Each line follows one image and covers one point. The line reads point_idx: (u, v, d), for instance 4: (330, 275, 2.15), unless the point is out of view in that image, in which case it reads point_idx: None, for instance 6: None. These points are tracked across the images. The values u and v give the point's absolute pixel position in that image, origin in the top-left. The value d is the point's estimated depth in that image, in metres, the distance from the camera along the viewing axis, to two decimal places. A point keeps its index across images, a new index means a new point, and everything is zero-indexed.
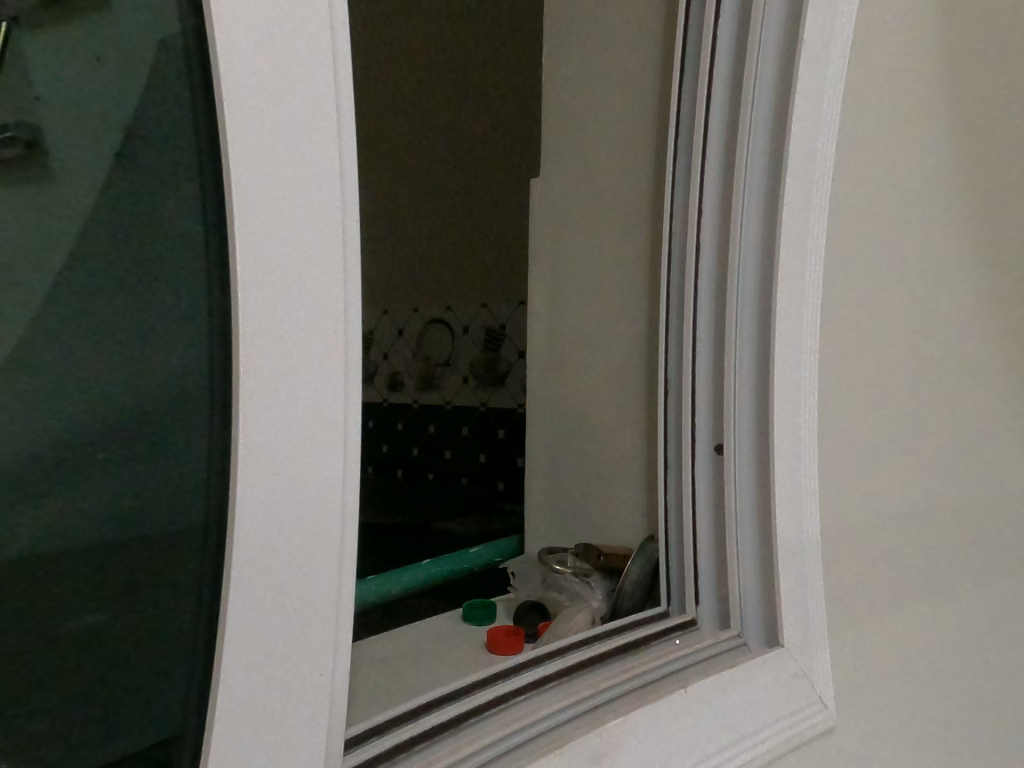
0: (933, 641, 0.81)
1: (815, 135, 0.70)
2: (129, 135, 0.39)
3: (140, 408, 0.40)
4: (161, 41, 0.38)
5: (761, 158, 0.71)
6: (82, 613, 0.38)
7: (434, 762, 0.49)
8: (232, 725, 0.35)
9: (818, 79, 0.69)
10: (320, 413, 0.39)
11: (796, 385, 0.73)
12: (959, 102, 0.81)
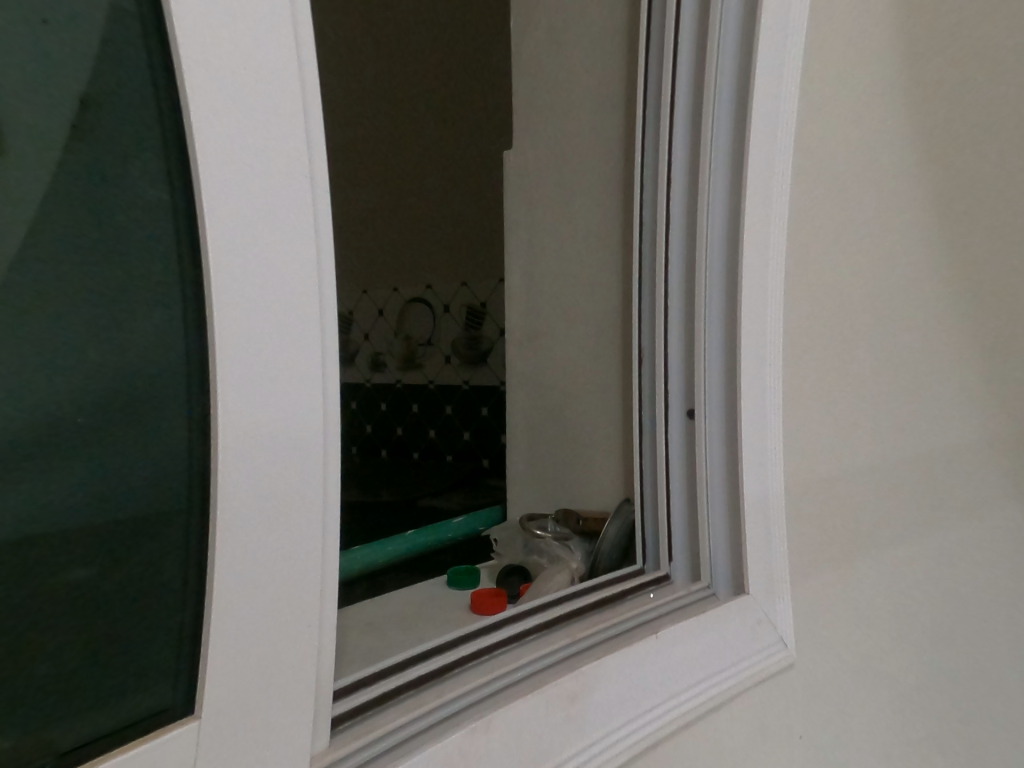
0: (888, 594, 0.86)
1: (778, 104, 0.71)
2: (83, 108, 0.40)
3: (118, 378, 0.42)
4: (117, 21, 0.39)
5: (726, 129, 0.73)
6: (72, 568, 0.40)
7: (421, 705, 0.53)
8: (228, 666, 0.39)
9: (780, 49, 0.70)
10: (296, 384, 0.42)
11: (762, 352, 0.76)
12: (918, 70, 0.81)
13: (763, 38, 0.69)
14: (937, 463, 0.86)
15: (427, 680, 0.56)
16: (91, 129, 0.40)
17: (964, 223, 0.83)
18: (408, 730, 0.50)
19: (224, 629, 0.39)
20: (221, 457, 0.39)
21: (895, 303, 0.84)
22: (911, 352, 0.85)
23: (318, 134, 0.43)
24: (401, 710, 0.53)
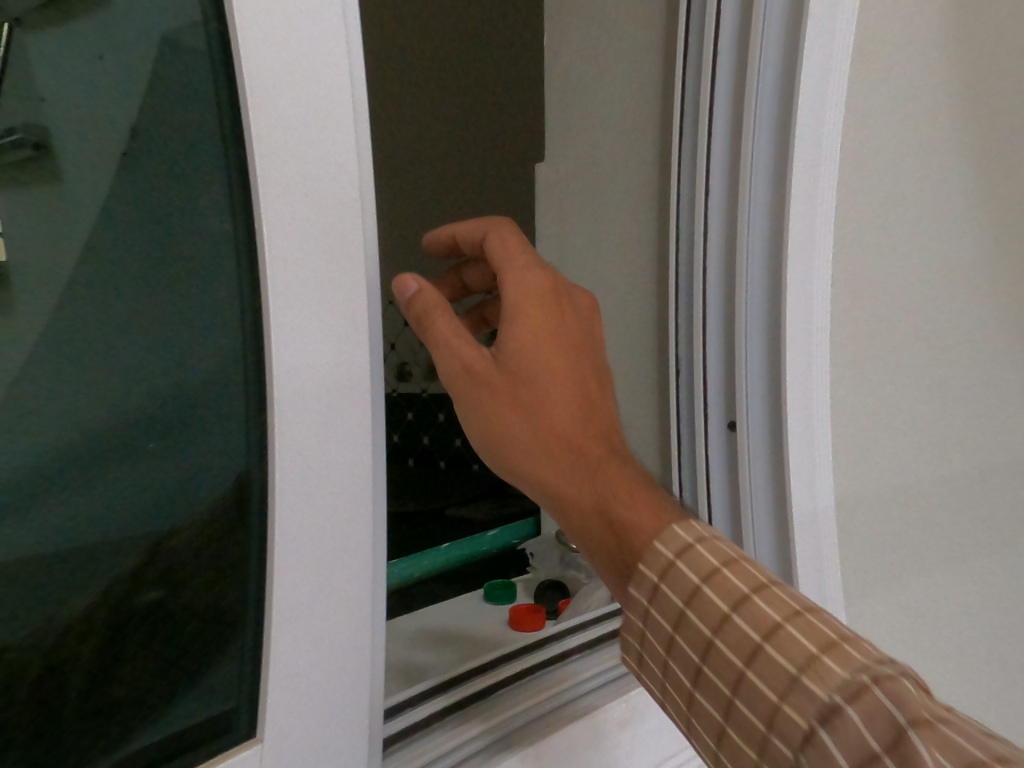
0: (936, 607, 0.84)
1: (823, 108, 0.69)
2: (134, 135, 0.40)
3: (179, 402, 0.42)
4: (166, 49, 0.39)
5: (768, 139, 0.71)
6: (145, 590, 0.42)
7: (469, 727, 0.53)
8: (282, 684, 0.40)
9: (827, 54, 0.68)
10: (347, 405, 0.43)
11: (809, 364, 0.74)
12: (972, 64, 0.77)
13: (809, 44, 0.66)
14: (1008, 479, 0.82)
15: (473, 699, 0.56)
16: (147, 154, 0.40)
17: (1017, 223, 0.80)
18: (459, 745, 0.52)
19: (285, 646, 0.40)
20: (278, 481, 0.40)
21: (953, 308, 0.80)
22: (966, 358, 0.81)
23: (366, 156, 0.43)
24: (449, 731, 0.52)
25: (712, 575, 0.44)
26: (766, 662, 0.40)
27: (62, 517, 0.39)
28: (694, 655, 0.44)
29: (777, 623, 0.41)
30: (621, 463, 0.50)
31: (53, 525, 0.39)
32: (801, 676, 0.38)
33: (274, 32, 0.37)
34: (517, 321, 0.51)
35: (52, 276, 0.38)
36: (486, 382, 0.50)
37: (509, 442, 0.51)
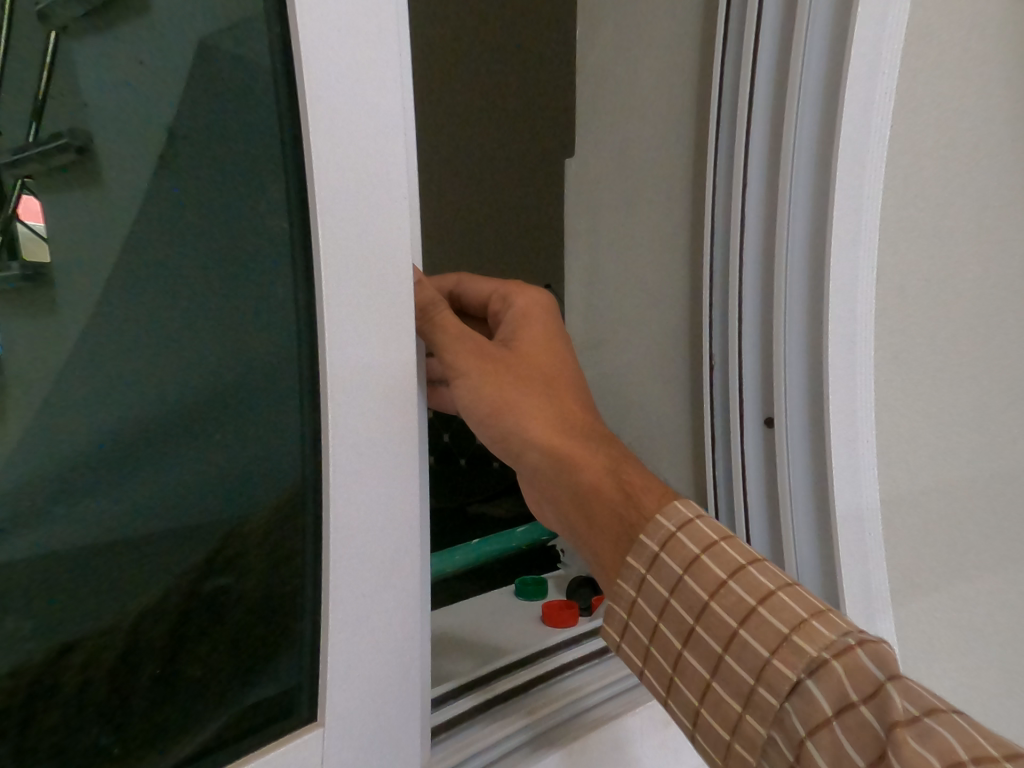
0: (985, 609, 0.81)
1: (871, 95, 0.67)
2: (172, 135, 0.40)
3: (233, 394, 0.43)
4: (204, 48, 0.40)
5: (812, 131, 0.69)
6: (215, 576, 0.43)
7: (501, 722, 0.61)
8: (337, 668, 0.41)
9: (876, 43, 0.66)
10: (397, 399, 0.43)
11: (851, 361, 0.72)
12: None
13: (857, 32, 0.65)
14: None
15: (504, 697, 0.64)
16: (187, 152, 0.41)
17: None
18: (493, 736, 0.59)
19: (339, 636, 0.41)
20: (332, 477, 0.40)
21: (1003, 299, 0.77)
22: (1016, 351, 0.78)
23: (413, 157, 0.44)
24: (483, 724, 0.61)
25: (711, 546, 0.48)
26: (758, 623, 0.44)
27: (119, 508, 0.40)
28: (687, 616, 0.47)
29: (771, 590, 0.45)
30: (615, 441, 0.58)
31: (105, 519, 0.39)
32: (789, 634, 0.43)
33: (333, 34, 0.37)
34: (520, 325, 0.61)
35: (100, 273, 0.39)
36: (497, 366, 0.57)
37: (517, 418, 0.57)
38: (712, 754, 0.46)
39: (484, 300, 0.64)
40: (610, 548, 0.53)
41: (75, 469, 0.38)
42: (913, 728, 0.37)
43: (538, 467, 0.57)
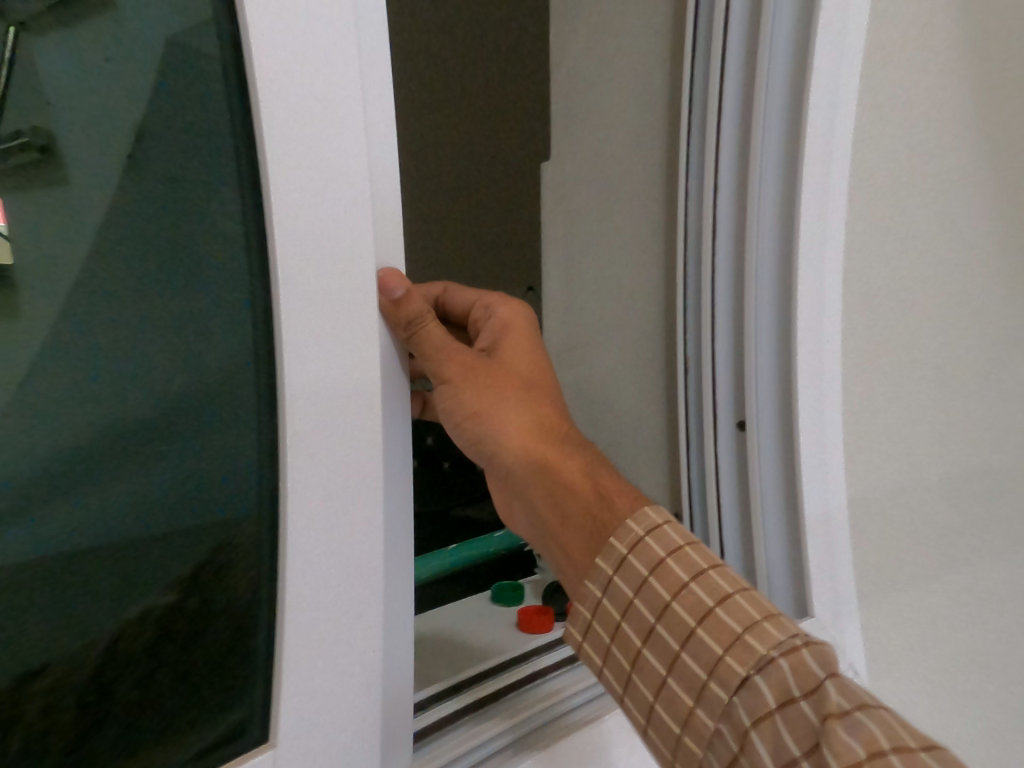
0: (951, 608, 0.83)
1: (834, 105, 0.68)
2: (141, 136, 0.39)
3: (189, 404, 0.42)
4: (170, 43, 0.39)
5: (779, 137, 0.70)
6: (157, 597, 0.42)
7: (487, 722, 0.61)
8: (296, 682, 0.41)
9: (840, 49, 0.67)
10: (359, 406, 0.43)
11: (820, 363, 0.73)
12: (981, 55, 0.76)
13: (821, 39, 0.66)
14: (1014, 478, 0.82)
15: (489, 698, 0.64)
16: (154, 154, 0.40)
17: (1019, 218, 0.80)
18: (480, 737, 0.59)
19: (296, 644, 0.40)
20: (290, 483, 0.39)
21: (965, 303, 0.79)
22: (978, 354, 0.80)
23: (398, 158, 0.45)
24: (469, 725, 0.60)
25: (676, 550, 0.48)
26: (715, 622, 0.44)
27: (80, 524, 0.39)
28: (649, 615, 0.47)
29: (729, 593, 0.45)
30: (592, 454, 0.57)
31: (67, 533, 0.39)
32: (742, 634, 0.43)
33: (287, 31, 0.37)
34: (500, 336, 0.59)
35: (49, 281, 0.37)
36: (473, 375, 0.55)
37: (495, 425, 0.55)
38: (663, 752, 0.46)
39: (468, 312, 0.63)
40: (581, 554, 0.53)
41: (31, 486, 0.37)
42: (844, 719, 0.38)
43: (514, 475, 0.56)
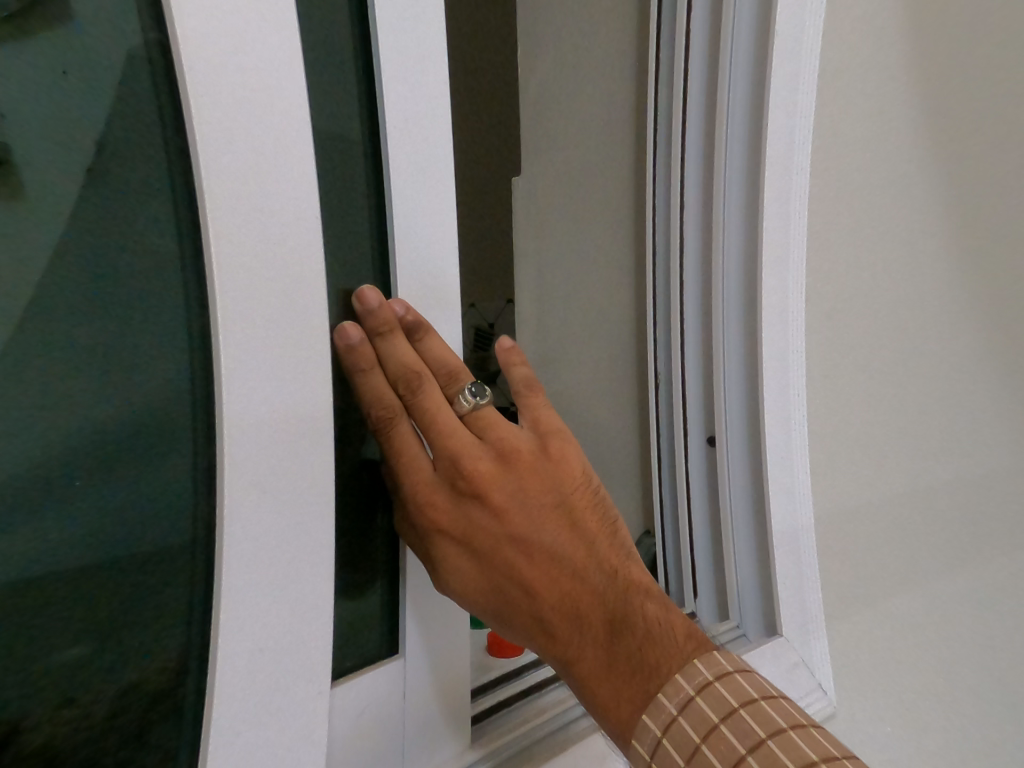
0: (913, 618, 0.85)
1: (792, 123, 0.69)
2: (101, 149, 0.38)
3: (118, 431, 0.40)
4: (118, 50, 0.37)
5: (740, 158, 0.71)
6: (80, 637, 0.40)
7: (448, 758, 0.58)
8: (230, 717, 0.39)
9: (795, 71, 0.68)
10: (305, 428, 0.42)
11: (785, 377, 0.73)
12: (932, 77, 0.78)
13: (776, 66, 0.67)
14: (962, 486, 0.85)
15: None
16: (116, 170, 0.39)
17: (970, 235, 0.82)
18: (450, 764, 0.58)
19: (233, 677, 0.39)
20: (226, 511, 0.38)
21: (921, 318, 0.81)
22: (933, 367, 0.82)
23: (420, 206, 0.50)
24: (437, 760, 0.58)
25: (689, 751, 0.47)
26: (722, 742, 0.46)
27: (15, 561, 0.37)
28: (676, 754, 0.47)
29: (736, 707, 0.47)
30: (605, 587, 0.54)
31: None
32: (749, 754, 0.45)
33: (222, 43, 0.35)
34: (473, 457, 0.54)
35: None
36: (453, 529, 0.54)
37: (493, 599, 0.54)
38: None
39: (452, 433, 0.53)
40: None
41: None
42: None
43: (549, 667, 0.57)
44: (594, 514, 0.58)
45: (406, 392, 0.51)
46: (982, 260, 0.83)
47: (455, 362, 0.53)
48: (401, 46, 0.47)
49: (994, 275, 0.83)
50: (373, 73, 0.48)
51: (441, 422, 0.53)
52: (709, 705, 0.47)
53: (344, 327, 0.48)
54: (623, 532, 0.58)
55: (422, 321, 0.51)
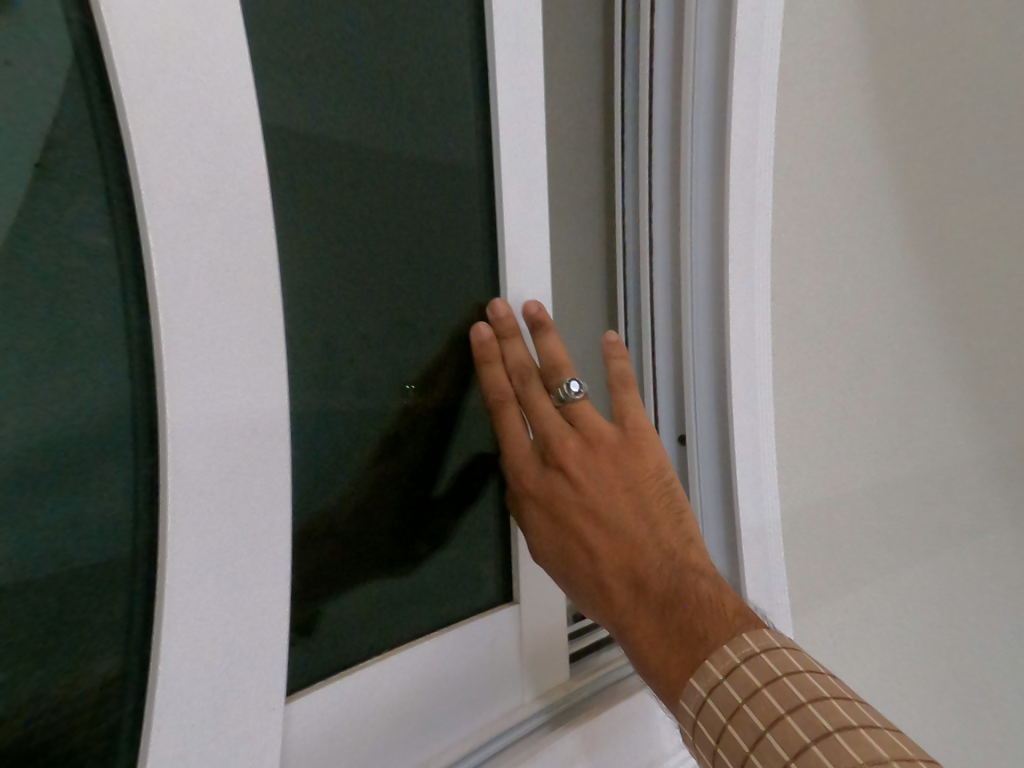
0: (873, 610, 0.87)
1: (754, 126, 0.70)
2: (47, 144, 0.36)
3: (51, 439, 0.38)
4: (51, 39, 0.35)
5: (706, 158, 0.71)
6: (12, 655, 0.38)
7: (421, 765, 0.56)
8: (177, 730, 0.38)
9: (756, 76, 0.69)
10: (254, 434, 0.40)
11: (752, 374, 0.73)
12: (887, 88, 0.80)
13: (737, 70, 0.68)
14: (920, 483, 0.87)
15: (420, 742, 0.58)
16: (61, 167, 0.37)
17: (925, 241, 0.84)
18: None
19: (181, 690, 0.38)
20: (169, 522, 0.37)
21: (880, 321, 0.83)
22: (891, 368, 0.84)
23: (523, 230, 0.56)
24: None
25: (733, 711, 0.46)
26: (765, 705, 0.45)
27: None
28: (719, 715, 0.47)
29: (779, 675, 0.46)
30: (667, 565, 0.55)
31: None
32: (789, 715, 0.44)
33: (157, 35, 0.34)
34: (562, 439, 0.57)
35: None
36: (539, 501, 0.58)
37: (567, 565, 0.58)
38: None
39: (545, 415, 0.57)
40: None
41: None
42: None
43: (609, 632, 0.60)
44: (662, 502, 0.59)
45: (519, 381, 0.57)
46: (935, 265, 0.85)
47: (565, 359, 0.57)
48: (519, 82, 0.53)
49: (945, 279, 0.86)
50: (488, 102, 0.54)
51: (542, 407, 0.57)
52: (754, 668, 0.47)
53: (480, 326, 0.56)
54: (689, 521, 0.59)
55: (546, 322, 0.57)
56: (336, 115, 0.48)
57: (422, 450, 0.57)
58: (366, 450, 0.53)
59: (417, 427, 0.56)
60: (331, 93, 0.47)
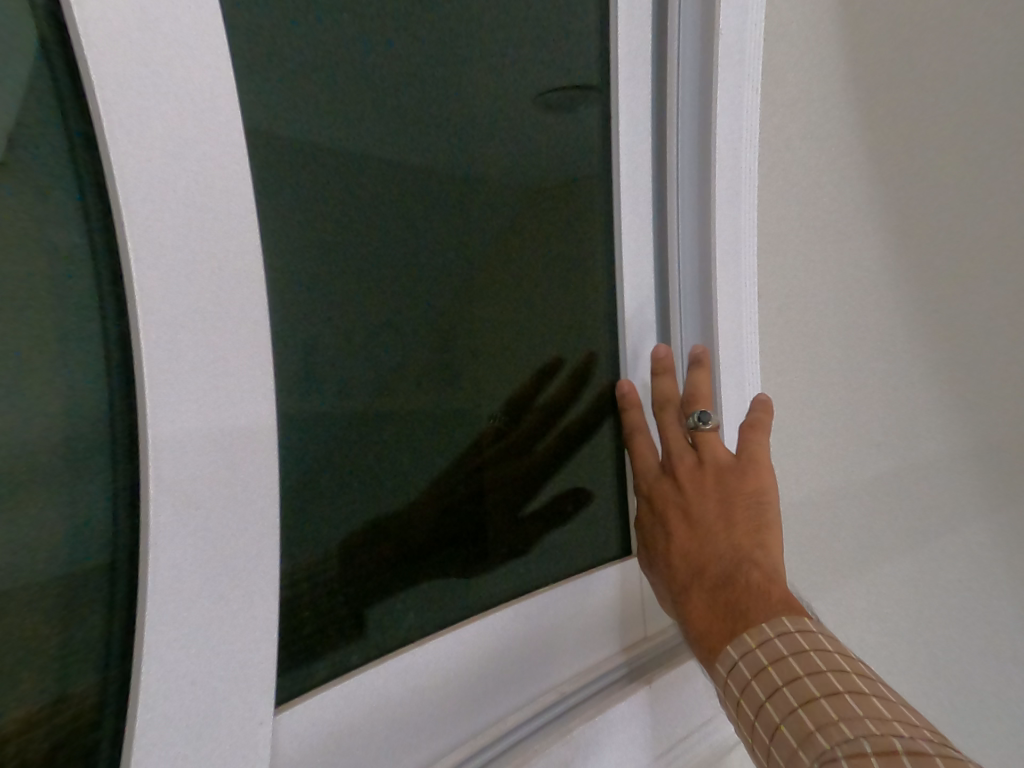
0: (853, 598, 0.90)
1: (740, 94, 0.60)
2: (11, 141, 0.35)
3: (21, 445, 0.36)
4: (16, 31, 0.34)
5: (691, 130, 0.61)
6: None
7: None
8: (161, 745, 0.37)
9: (741, 37, 0.59)
10: (235, 441, 0.39)
11: (742, 384, 0.68)
12: (880, 77, 0.76)
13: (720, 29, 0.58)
14: (906, 479, 0.87)
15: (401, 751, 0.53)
16: (23, 165, 0.36)
17: (917, 236, 0.82)
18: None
19: (163, 704, 0.37)
20: (151, 528, 0.36)
21: (870, 316, 0.82)
22: (880, 364, 0.84)
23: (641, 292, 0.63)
24: None
25: (759, 670, 0.54)
26: (787, 667, 0.53)
27: None
28: (746, 671, 0.55)
29: (805, 649, 0.54)
30: (736, 561, 0.61)
31: None
32: (806, 676, 0.52)
33: (125, 34, 0.33)
34: (679, 452, 0.64)
35: None
36: (645, 495, 0.65)
37: (650, 544, 0.64)
38: None
39: (666, 426, 0.65)
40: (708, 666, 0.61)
41: None
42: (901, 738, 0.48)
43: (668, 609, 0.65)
44: (757, 527, 0.62)
45: (659, 403, 0.64)
46: (930, 261, 0.82)
47: (705, 396, 0.63)
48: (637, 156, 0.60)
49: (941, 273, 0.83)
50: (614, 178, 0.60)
51: (670, 431, 0.65)
52: (788, 641, 0.54)
53: (622, 384, 0.63)
54: (775, 551, 0.62)
55: (701, 362, 0.64)
56: (307, 113, 0.45)
57: (545, 459, 0.62)
58: (387, 467, 0.52)
59: (523, 445, 0.60)
60: (284, 77, 0.43)
